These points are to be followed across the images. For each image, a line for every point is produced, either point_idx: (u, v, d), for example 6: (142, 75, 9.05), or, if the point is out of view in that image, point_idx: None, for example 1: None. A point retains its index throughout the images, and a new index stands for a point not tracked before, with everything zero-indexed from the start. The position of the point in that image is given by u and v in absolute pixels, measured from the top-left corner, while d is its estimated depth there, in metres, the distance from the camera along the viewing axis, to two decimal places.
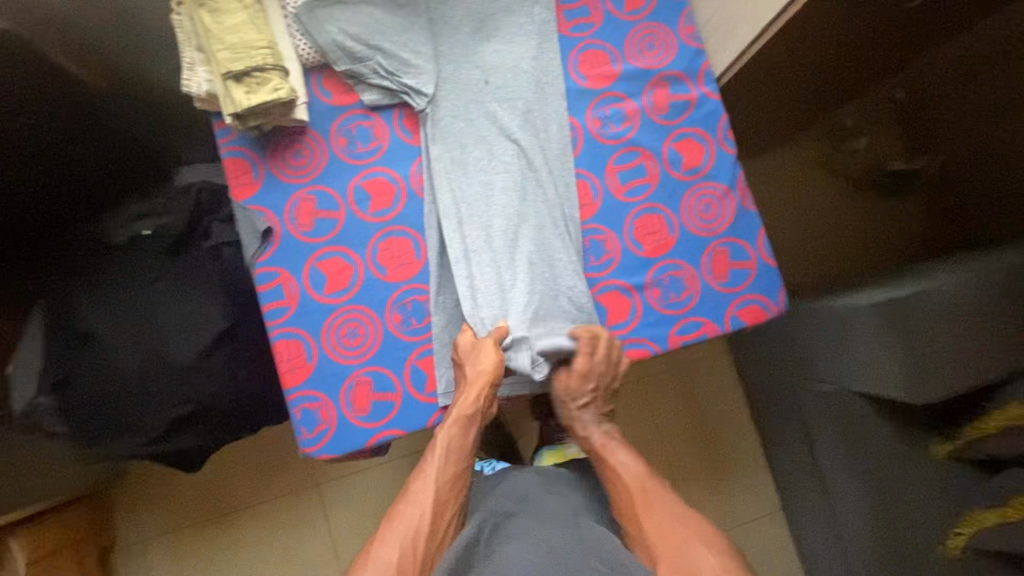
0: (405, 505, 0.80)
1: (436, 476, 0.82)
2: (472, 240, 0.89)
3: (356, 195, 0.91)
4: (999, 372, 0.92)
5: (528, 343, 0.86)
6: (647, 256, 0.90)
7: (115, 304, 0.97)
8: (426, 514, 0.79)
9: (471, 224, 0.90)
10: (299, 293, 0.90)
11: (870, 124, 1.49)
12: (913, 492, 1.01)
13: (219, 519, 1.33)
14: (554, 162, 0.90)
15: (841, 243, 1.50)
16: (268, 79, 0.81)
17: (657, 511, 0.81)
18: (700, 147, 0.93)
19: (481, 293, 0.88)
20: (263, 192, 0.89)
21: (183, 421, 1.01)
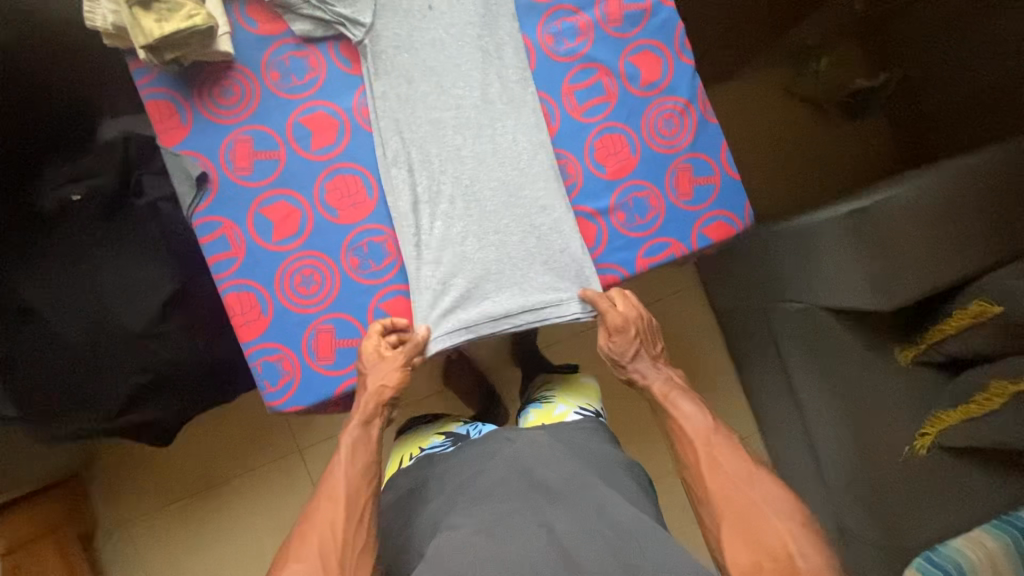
0: (321, 500, 0.74)
1: (348, 474, 0.76)
2: (426, 187, 0.84)
3: (295, 132, 0.84)
4: (947, 276, 1.01)
5: (487, 296, 0.85)
6: (610, 178, 0.89)
7: (54, 277, 0.98)
8: (339, 508, 0.73)
9: (422, 169, 0.84)
10: (245, 242, 0.82)
11: (834, 41, 1.47)
12: (881, 397, 1.11)
13: (199, 491, 1.42)
14: (511, 99, 0.86)
15: (812, 169, 1.53)
16: (181, 5, 0.73)
17: (723, 470, 0.76)
18: (657, 59, 0.91)
19: (435, 246, 0.84)
20: (194, 136, 0.82)
21: (147, 389, 1.01)
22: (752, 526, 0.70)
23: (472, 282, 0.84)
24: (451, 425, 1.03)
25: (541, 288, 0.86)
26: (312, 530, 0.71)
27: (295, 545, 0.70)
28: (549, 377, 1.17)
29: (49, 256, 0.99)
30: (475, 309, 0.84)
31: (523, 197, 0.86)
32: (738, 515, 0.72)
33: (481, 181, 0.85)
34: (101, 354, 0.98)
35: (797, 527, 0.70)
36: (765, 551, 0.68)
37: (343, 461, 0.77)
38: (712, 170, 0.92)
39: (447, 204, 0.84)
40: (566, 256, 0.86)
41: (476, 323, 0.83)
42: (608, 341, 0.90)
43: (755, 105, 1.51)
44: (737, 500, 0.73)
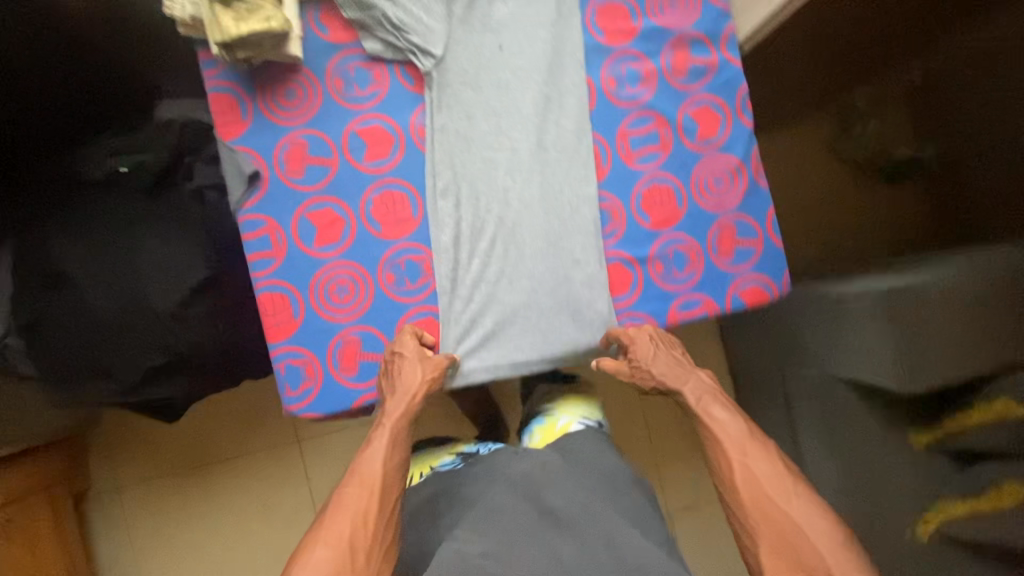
0: (353, 487, 0.74)
1: (382, 464, 0.76)
2: (468, 224, 0.86)
3: (350, 143, 0.84)
4: (974, 368, 0.99)
5: (511, 339, 0.85)
6: (653, 229, 0.89)
7: (91, 246, 0.99)
8: (370, 498, 0.73)
9: (468, 206, 0.86)
10: (286, 243, 0.83)
11: (882, 107, 1.45)
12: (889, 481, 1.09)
13: (196, 468, 1.43)
14: (565, 149, 0.88)
15: (845, 231, 1.52)
16: (260, 7, 0.74)
17: (758, 483, 0.75)
18: (716, 116, 0.90)
19: (470, 281, 0.85)
20: (252, 133, 0.83)
21: (166, 367, 1.02)
22: (789, 542, 0.70)
23: (500, 322, 0.85)
24: (461, 445, 1.03)
25: (566, 339, 0.86)
26: (341, 515, 0.71)
27: (324, 531, 0.70)
28: (548, 385, 1.13)
29: (90, 225, 1.00)
30: (498, 354, 0.85)
31: (560, 248, 0.87)
32: (775, 532, 0.71)
33: (523, 226, 0.86)
34: (127, 328, 0.99)
35: (835, 542, 0.69)
36: (802, 566, 0.69)
37: (380, 451, 0.77)
38: (756, 233, 0.91)
39: (487, 243, 0.86)
40: (594, 312, 0.87)
41: (498, 367, 0.85)
42: (613, 363, 0.88)
43: (796, 162, 1.51)
44: (775, 515, 0.72)
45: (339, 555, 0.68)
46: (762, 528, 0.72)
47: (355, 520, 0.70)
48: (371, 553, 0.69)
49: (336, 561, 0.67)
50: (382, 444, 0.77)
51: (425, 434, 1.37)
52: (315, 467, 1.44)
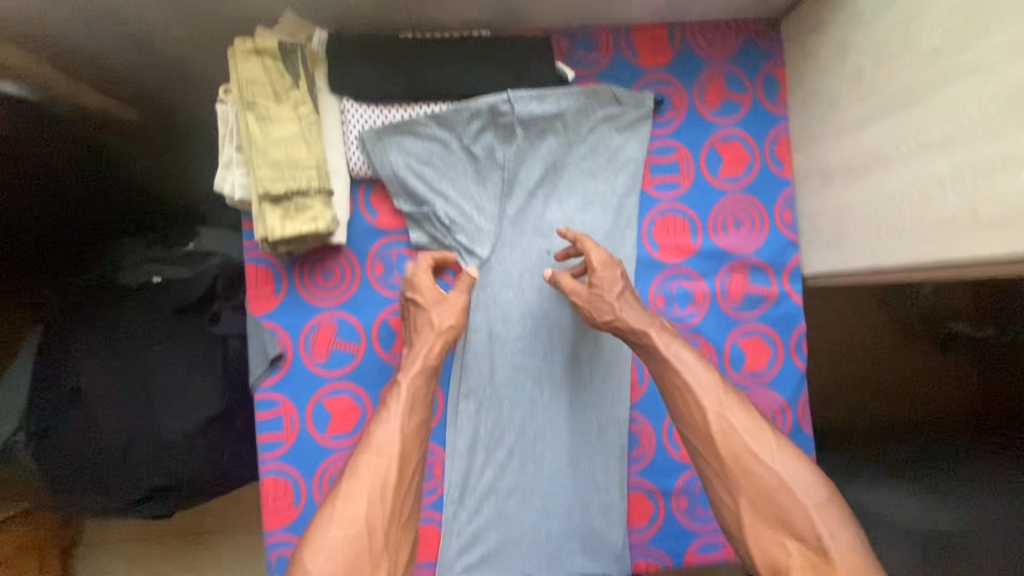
0: (368, 454, 0.68)
1: (400, 431, 0.70)
2: (488, 430, 0.82)
3: (380, 331, 0.81)
4: None
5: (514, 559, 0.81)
6: (681, 460, 0.84)
7: (112, 361, 0.96)
8: (388, 469, 0.67)
9: (491, 412, 0.82)
10: (298, 427, 0.80)
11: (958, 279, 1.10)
12: None
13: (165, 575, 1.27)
14: (601, 365, 0.83)
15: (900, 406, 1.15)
16: (309, 206, 0.72)
17: (738, 437, 0.68)
18: (766, 349, 0.85)
19: (481, 492, 0.81)
20: (281, 311, 0.80)
21: (166, 494, 0.98)
22: (775, 502, 0.64)
23: (505, 539, 0.81)
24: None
25: (572, 565, 0.82)
26: (357, 493, 0.65)
27: (335, 520, 0.63)
28: None
29: (115, 339, 0.97)
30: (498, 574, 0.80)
31: (580, 468, 0.83)
32: (769, 485, 0.65)
33: (544, 439, 0.82)
34: (130, 448, 0.96)
35: (824, 502, 0.63)
36: (789, 529, 0.63)
37: (396, 414, 0.70)
38: None
39: (504, 454, 0.82)
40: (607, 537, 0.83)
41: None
42: (569, 278, 0.77)
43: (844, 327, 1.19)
44: (756, 473, 0.66)
45: (354, 535, 0.63)
46: (757, 479, 0.65)
47: (372, 497, 0.65)
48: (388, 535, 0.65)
49: (349, 540, 0.63)
50: (399, 404, 0.71)
51: None
52: None
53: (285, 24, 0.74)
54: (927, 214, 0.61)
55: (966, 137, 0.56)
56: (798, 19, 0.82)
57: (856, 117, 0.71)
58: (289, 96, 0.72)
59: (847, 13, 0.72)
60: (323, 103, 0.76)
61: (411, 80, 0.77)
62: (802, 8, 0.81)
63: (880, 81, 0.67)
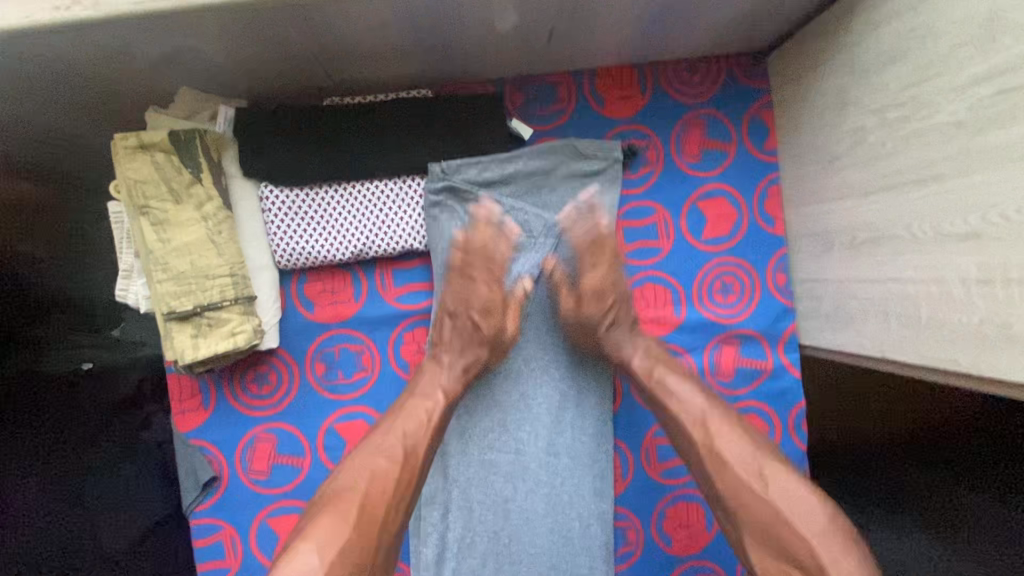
0: (360, 454, 0.57)
1: (406, 429, 0.60)
2: (457, 537, 0.73)
3: (327, 440, 0.72)
4: None
5: None
6: (675, 554, 0.76)
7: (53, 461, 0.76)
8: (390, 467, 0.57)
9: (457, 516, 0.73)
10: (242, 552, 0.71)
11: None
12: None
13: None
14: (578, 457, 0.74)
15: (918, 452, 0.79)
16: (224, 320, 0.62)
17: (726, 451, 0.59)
18: (764, 429, 0.76)
19: None
20: (212, 424, 0.71)
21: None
22: (769, 533, 0.54)
23: None
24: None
25: None
26: (360, 470, 0.56)
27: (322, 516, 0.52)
28: None
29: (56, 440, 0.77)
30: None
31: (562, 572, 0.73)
32: (768, 499, 0.55)
33: (522, 544, 0.73)
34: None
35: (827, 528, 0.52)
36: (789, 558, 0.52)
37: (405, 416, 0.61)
38: None
39: (477, 563, 0.73)
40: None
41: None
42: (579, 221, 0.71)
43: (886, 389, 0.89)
44: (750, 503, 0.55)
45: (364, 505, 0.53)
46: (763, 505, 0.55)
47: (389, 480, 0.56)
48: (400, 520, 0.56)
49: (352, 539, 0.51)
50: (397, 421, 0.61)
51: None
52: None
53: (183, 99, 0.66)
54: (949, 309, 0.52)
55: (996, 232, 0.46)
56: (787, 57, 0.71)
57: (860, 180, 0.61)
58: (190, 194, 0.61)
59: (848, 57, 0.61)
60: (237, 192, 0.66)
61: (340, 156, 0.67)
62: (792, 45, 0.70)
63: (889, 144, 0.57)
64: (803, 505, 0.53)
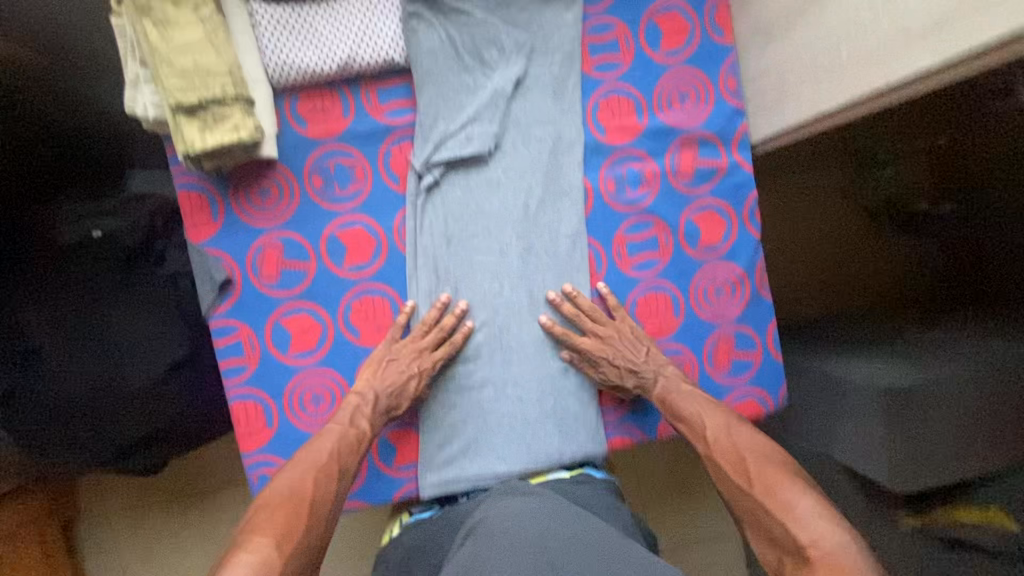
0: (298, 462, 0.72)
1: (333, 445, 0.74)
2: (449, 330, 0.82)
3: (329, 246, 0.79)
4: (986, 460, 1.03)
5: (487, 449, 0.83)
6: (647, 338, 0.85)
7: (82, 314, 0.94)
8: (312, 470, 0.71)
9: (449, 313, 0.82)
10: (259, 350, 0.79)
11: (903, 157, 1.26)
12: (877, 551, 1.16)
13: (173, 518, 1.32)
14: (556, 255, 0.82)
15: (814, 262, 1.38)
16: (227, 115, 0.68)
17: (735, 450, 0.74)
18: (722, 223, 0.85)
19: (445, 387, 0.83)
20: (222, 235, 0.78)
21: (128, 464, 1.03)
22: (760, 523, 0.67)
23: (487, 452, 0.83)
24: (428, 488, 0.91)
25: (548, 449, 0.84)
26: (298, 473, 0.70)
27: (256, 517, 0.65)
28: None
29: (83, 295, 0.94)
30: (480, 466, 0.83)
31: (545, 355, 0.84)
32: (756, 494, 0.69)
33: (510, 332, 0.83)
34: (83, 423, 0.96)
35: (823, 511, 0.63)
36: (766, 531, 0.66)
37: (334, 431, 0.75)
38: (754, 344, 0.87)
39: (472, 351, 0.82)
40: (575, 413, 0.85)
41: (477, 480, 0.82)
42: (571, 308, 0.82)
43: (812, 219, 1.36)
44: (755, 492, 0.69)
45: (294, 495, 0.67)
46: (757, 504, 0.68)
47: (319, 478, 0.70)
48: (325, 514, 0.68)
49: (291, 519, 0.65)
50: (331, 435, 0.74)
51: None
52: None
53: None
54: (863, 40, 0.61)
55: None
56: None
57: None
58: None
59: None
60: (228, 6, 0.72)
61: None
62: None
63: None
64: (796, 503, 0.65)
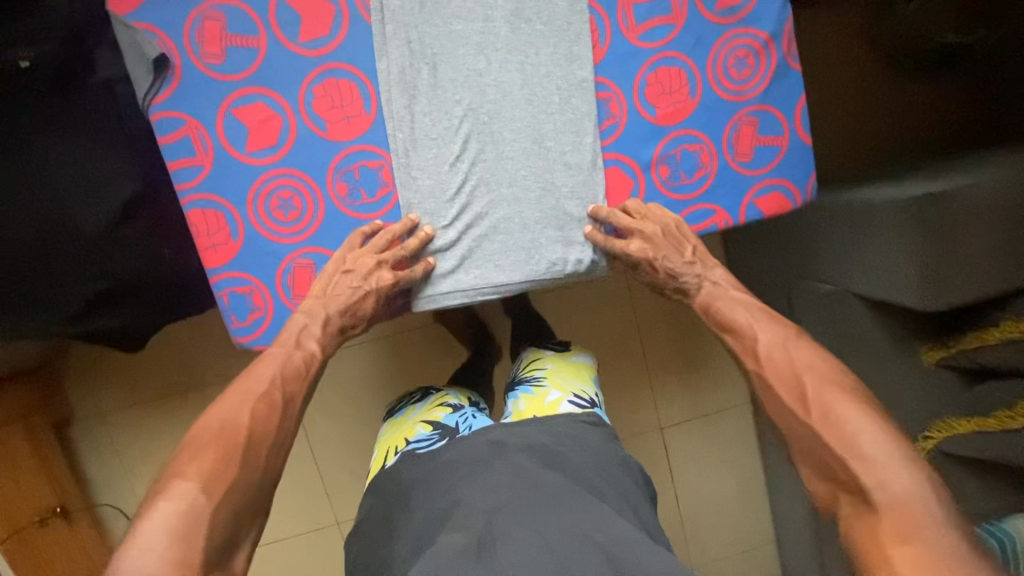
0: (236, 391, 0.64)
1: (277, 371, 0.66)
2: (428, 115, 0.70)
3: (280, 16, 0.67)
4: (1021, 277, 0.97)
5: (483, 257, 0.72)
6: (659, 124, 0.74)
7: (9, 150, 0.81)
8: (249, 400, 0.63)
9: (430, 95, 0.70)
10: (211, 147, 0.69)
11: None
12: (892, 374, 1.17)
13: (189, 391, 1.37)
14: (551, 22, 0.71)
15: (838, 122, 1.36)
16: None
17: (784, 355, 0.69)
18: None
19: (430, 185, 0.71)
20: (152, 4, 0.65)
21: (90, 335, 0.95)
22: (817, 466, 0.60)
23: (485, 262, 0.72)
24: (437, 415, 0.97)
25: (553, 258, 0.74)
26: (233, 409, 0.62)
27: (185, 454, 0.57)
28: (538, 352, 1.13)
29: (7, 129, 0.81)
30: (477, 276, 0.72)
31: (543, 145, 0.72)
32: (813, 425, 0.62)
33: (501, 119, 0.71)
34: (22, 286, 0.86)
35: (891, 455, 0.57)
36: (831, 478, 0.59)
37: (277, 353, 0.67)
38: (780, 128, 0.77)
39: (459, 142, 0.71)
40: (581, 212, 0.74)
41: (476, 291, 0.72)
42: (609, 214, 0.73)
43: (834, 67, 1.35)
44: (831, 422, 0.61)
45: (228, 429, 0.60)
46: (817, 437, 0.61)
47: (259, 409, 0.62)
48: (265, 455, 0.60)
49: (221, 462, 0.57)
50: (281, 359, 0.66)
51: (417, 357, 1.36)
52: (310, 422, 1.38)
53: None
54: None
55: None
56: None
57: None
58: None
59: None
60: None
61: None
62: None
63: None
64: (861, 441, 0.58)
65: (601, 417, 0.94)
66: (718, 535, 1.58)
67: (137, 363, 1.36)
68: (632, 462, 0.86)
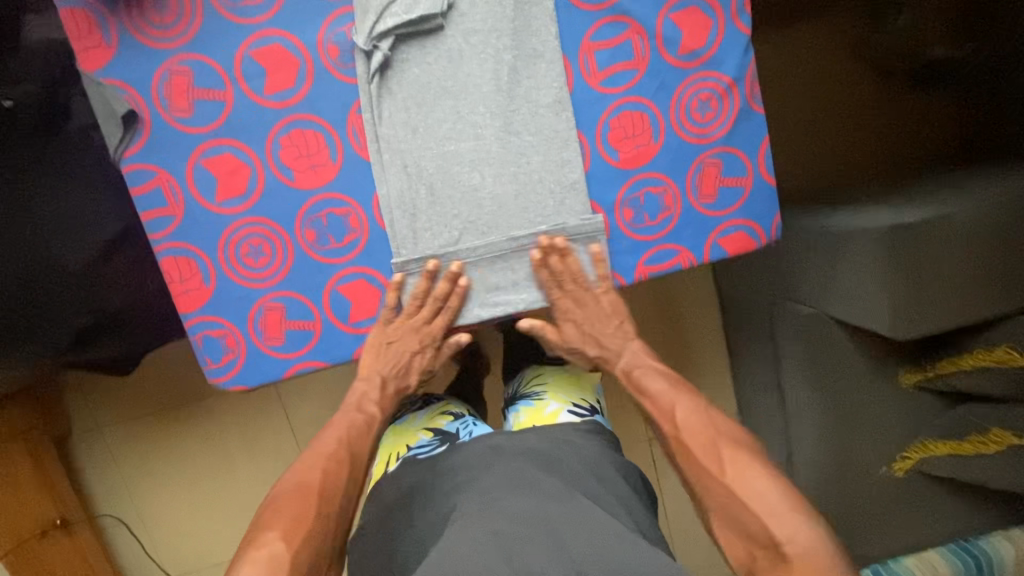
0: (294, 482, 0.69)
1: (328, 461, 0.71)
2: (427, 227, 0.73)
3: (246, 69, 0.69)
4: (995, 308, 0.97)
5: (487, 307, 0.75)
6: (623, 167, 0.75)
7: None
8: (308, 496, 0.67)
9: (427, 214, 0.73)
10: (182, 198, 0.71)
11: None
12: (878, 407, 1.14)
13: (186, 406, 1.40)
14: (541, 130, 0.73)
15: (829, 141, 1.34)
16: None
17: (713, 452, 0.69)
18: (706, 22, 0.73)
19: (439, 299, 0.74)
20: (122, 62, 0.67)
21: (82, 365, 0.97)
22: None
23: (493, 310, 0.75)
24: (439, 422, 1.00)
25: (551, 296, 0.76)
26: (283, 504, 0.66)
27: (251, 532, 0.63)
28: (539, 367, 1.14)
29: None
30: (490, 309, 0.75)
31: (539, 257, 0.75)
32: (735, 514, 0.63)
33: (498, 231, 0.73)
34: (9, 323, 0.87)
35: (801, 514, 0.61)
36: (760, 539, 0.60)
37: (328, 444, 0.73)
38: (745, 170, 0.77)
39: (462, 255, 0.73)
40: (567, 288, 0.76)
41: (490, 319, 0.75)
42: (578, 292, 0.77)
43: (834, 77, 1.31)
44: (736, 491, 0.64)
45: (270, 521, 0.64)
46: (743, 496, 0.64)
47: (299, 497, 0.66)
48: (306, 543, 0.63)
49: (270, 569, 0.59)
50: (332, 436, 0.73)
51: None
52: (303, 433, 1.42)
53: None
54: None
55: None
56: None
57: None
58: None
59: None
60: None
61: None
62: None
63: None
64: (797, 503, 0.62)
65: (600, 425, 0.96)
66: (710, 546, 1.59)
67: (132, 381, 1.39)
68: (628, 466, 0.88)
